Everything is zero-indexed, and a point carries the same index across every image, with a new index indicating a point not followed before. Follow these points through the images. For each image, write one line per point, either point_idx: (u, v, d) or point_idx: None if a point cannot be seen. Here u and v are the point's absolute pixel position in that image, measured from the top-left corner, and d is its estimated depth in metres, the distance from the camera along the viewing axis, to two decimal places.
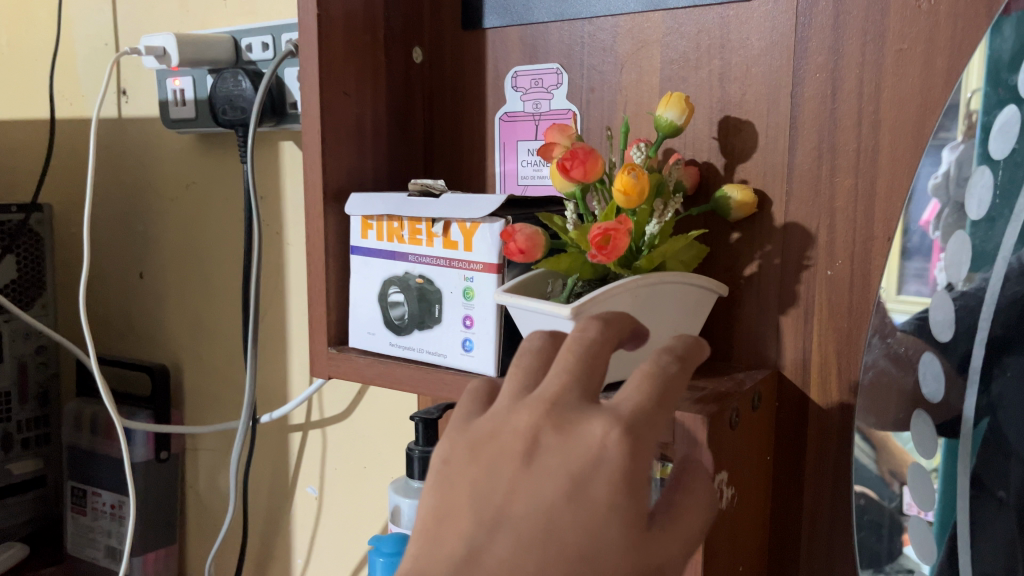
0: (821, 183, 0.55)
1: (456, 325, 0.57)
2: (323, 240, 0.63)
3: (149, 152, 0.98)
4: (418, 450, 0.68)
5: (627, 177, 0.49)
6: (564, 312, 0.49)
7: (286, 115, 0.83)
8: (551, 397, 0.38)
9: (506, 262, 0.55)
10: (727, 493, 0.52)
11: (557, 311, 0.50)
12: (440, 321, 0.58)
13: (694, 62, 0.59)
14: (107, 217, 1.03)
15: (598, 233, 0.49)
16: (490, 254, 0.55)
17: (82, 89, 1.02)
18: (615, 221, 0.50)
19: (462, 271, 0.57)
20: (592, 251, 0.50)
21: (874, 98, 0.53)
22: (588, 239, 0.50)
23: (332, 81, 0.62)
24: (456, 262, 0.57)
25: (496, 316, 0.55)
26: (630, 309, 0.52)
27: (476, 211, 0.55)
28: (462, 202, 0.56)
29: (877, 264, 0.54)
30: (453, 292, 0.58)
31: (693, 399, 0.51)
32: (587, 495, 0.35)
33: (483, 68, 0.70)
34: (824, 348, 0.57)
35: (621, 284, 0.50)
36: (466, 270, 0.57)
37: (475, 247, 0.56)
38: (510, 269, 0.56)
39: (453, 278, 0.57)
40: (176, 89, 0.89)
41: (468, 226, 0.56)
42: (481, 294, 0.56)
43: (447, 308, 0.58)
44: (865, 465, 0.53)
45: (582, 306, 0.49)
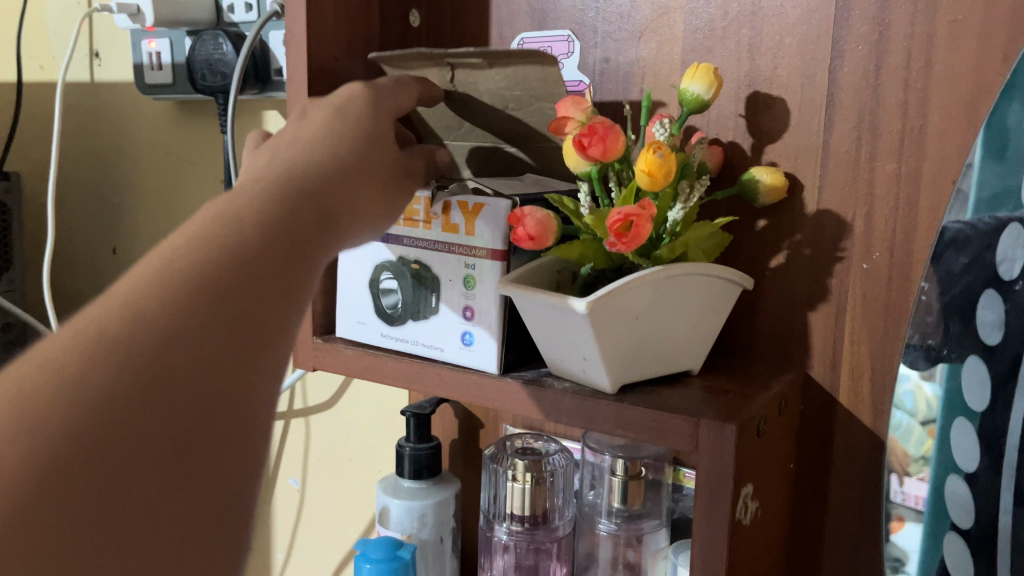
0: (859, 168, 0.51)
1: (455, 316, 0.52)
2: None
3: (124, 119, 0.91)
4: (409, 448, 0.63)
5: (653, 156, 0.44)
6: (580, 305, 0.45)
7: (270, 82, 0.77)
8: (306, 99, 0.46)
9: (511, 249, 0.50)
10: (752, 507, 0.47)
11: (571, 304, 0.45)
12: (437, 311, 0.53)
13: (720, 32, 0.54)
14: (76, 188, 0.97)
15: (618, 219, 0.44)
16: (494, 240, 0.50)
17: (53, 50, 0.95)
18: (637, 205, 0.45)
19: (463, 257, 0.52)
20: (610, 239, 0.45)
21: (922, 74, 0.48)
22: (606, 224, 0.45)
23: (322, 42, 0.56)
24: (455, 247, 0.52)
25: (499, 308, 0.50)
26: (650, 304, 0.47)
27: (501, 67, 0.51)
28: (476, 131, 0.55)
29: (918, 258, 0.49)
30: (452, 280, 0.53)
31: (716, 405, 0.46)
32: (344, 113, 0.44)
33: (486, 34, 0.64)
34: (855, 347, 0.52)
35: (642, 276, 0.46)
36: (466, 257, 0.52)
37: (477, 232, 0.51)
38: (515, 256, 0.51)
39: (452, 265, 0.52)
40: (152, 52, 0.83)
41: (470, 207, 0.51)
42: (483, 283, 0.51)
43: (445, 297, 0.53)
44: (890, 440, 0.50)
45: (598, 301, 0.45)
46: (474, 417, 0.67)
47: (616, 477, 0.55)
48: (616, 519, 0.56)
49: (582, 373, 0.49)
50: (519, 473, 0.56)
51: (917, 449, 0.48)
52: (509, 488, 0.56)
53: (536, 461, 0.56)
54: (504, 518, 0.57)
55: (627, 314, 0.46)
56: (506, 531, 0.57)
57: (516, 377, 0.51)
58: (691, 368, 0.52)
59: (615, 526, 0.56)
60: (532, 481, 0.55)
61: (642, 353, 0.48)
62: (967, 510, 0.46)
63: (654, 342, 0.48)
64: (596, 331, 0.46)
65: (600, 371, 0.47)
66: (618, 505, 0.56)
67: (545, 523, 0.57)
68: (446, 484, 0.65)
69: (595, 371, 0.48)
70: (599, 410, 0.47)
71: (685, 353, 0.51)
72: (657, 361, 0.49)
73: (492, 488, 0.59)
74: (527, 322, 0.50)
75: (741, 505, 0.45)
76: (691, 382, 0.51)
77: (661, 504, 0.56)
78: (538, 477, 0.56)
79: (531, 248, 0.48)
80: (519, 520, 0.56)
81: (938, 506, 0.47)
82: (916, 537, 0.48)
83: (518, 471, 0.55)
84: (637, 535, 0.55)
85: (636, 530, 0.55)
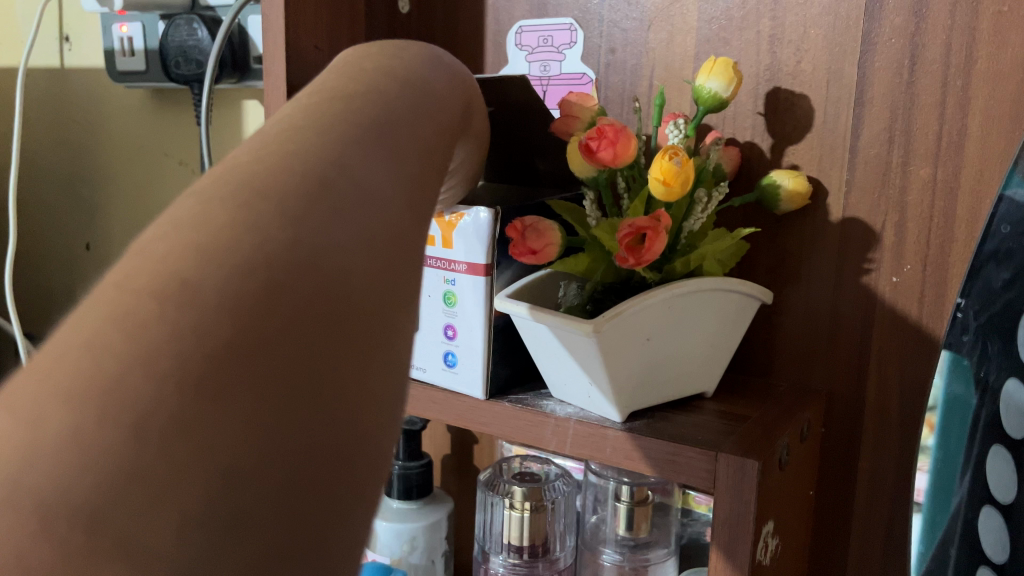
0: (890, 172, 0.46)
1: (435, 335, 0.48)
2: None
3: (96, 107, 0.86)
4: (398, 467, 0.59)
5: (668, 163, 0.40)
6: (587, 328, 0.40)
7: (249, 70, 0.71)
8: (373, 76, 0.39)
9: (495, 263, 0.45)
10: (772, 544, 0.43)
11: (576, 327, 0.41)
12: (418, 329, 0.49)
13: (739, 21, 0.49)
14: (45, 180, 0.91)
15: (629, 231, 0.39)
16: (474, 254, 0.45)
17: (21, 33, 0.90)
18: (650, 216, 0.41)
19: (441, 272, 0.47)
20: (620, 254, 0.40)
21: (963, 71, 0.44)
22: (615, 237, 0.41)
23: (302, 31, 0.51)
24: (432, 260, 0.47)
25: (483, 330, 0.46)
26: (662, 323, 0.43)
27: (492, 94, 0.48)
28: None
29: (955, 272, 0.45)
30: (431, 295, 0.48)
31: (735, 435, 0.42)
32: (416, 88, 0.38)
33: (482, 21, 0.59)
34: (882, 366, 0.48)
35: (654, 294, 0.41)
36: (445, 271, 0.47)
37: (455, 245, 0.46)
38: (500, 272, 0.46)
39: (430, 280, 0.48)
40: (123, 37, 0.77)
41: (447, 219, 0.46)
42: (464, 300, 0.46)
43: (424, 313, 0.49)
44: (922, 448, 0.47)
45: (607, 322, 0.40)
46: (468, 431, 0.63)
47: (620, 504, 0.51)
48: (622, 548, 0.51)
49: (588, 399, 0.44)
50: (517, 501, 0.52)
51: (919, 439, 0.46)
52: (506, 516, 0.53)
53: (535, 488, 0.52)
54: (500, 549, 0.53)
55: (639, 336, 0.42)
56: (503, 563, 0.53)
57: (513, 401, 0.47)
58: (705, 390, 0.48)
59: (620, 556, 0.51)
60: (531, 509, 0.52)
61: (654, 377, 0.44)
62: (1000, 545, 0.40)
63: (666, 365, 0.44)
64: (605, 356, 0.41)
65: (608, 397, 0.43)
66: (624, 534, 0.51)
67: (545, 554, 0.53)
68: (438, 504, 0.61)
69: (601, 397, 0.44)
70: (607, 440, 0.43)
71: (698, 375, 0.47)
72: (670, 384, 0.45)
73: (486, 514, 0.55)
74: (527, 341, 0.46)
75: (763, 544, 0.41)
76: (705, 406, 0.47)
77: (668, 531, 0.52)
78: (537, 505, 0.52)
79: (532, 262, 0.44)
80: (517, 552, 0.52)
81: (933, 499, 0.45)
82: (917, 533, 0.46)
83: (516, 499, 0.52)
84: (644, 565, 0.51)
85: (642, 561, 0.51)
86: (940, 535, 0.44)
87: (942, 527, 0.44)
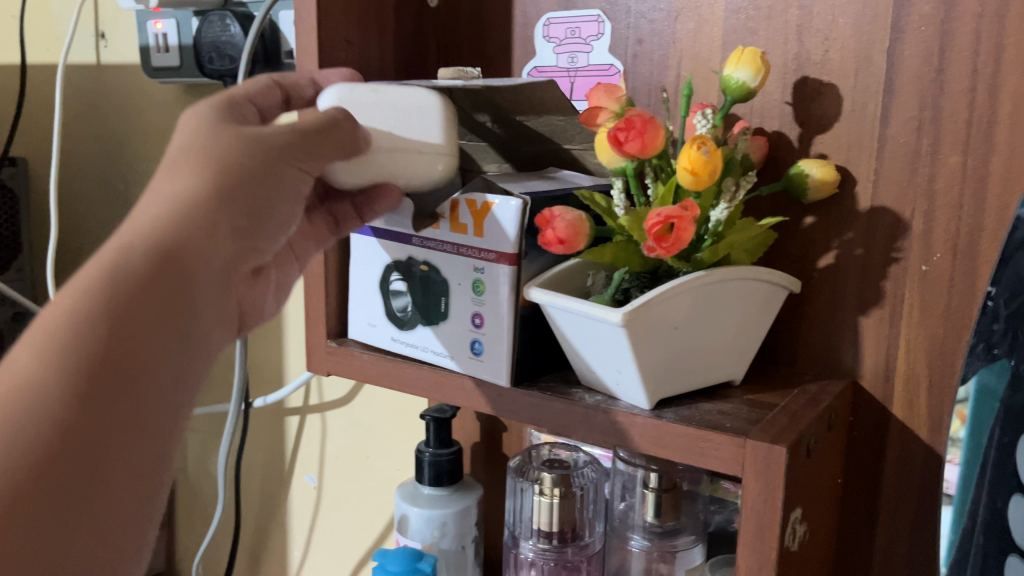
0: (920, 161, 0.46)
1: (464, 323, 0.49)
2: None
3: (132, 103, 0.87)
4: (428, 454, 0.60)
5: (696, 153, 0.40)
6: (616, 317, 0.41)
7: (280, 64, 0.72)
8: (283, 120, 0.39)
9: (523, 253, 0.46)
10: (800, 531, 0.43)
11: (605, 315, 0.41)
12: (447, 317, 0.50)
13: (766, 11, 0.49)
14: (84, 174, 0.93)
15: (657, 221, 0.40)
16: (505, 242, 0.46)
17: (57, 30, 0.91)
18: (679, 205, 0.41)
19: (473, 260, 0.48)
20: (649, 243, 0.41)
21: (993, 59, 0.43)
22: (644, 227, 0.41)
23: (333, 26, 0.52)
24: (465, 248, 0.48)
25: (508, 321, 0.46)
26: (690, 312, 0.43)
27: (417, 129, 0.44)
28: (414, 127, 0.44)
29: (985, 260, 0.45)
30: (461, 283, 0.49)
31: (763, 423, 0.42)
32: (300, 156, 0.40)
33: (511, 13, 0.59)
34: (910, 356, 0.48)
35: (683, 282, 0.42)
36: (476, 259, 0.48)
37: (485, 233, 0.47)
38: (528, 261, 0.47)
39: (462, 268, 0.49)
40: (158, 33, 0.79)
41: (478, 207, 0.47)
42: (493, 289, 0.47)
43: (454, 301, 0.49)
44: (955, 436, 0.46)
45: (637, 311, 0.41)
46: (498, 420, 0.64)
47: (648, 491, 0.52)
48: (650, 535, 0.52)
49: (616, 386, 0.45)
50: (547, 487, 0.53)
51: (951, 431, 0.46)
52: (536, 502, 0.53)
53: (564, 475, 0.53)
54: (529, 535, 0.54)
55: (666, 325, 0.42)
56: (532, 548, 0.54)
57: (544, 390, 0.48)
58: (733, 378, 0.48)
59: (648, 542, 0.52)
60: (560, 495, 0.53)
61: (682, 365, 0.45)
62: None
63: (694, 353, 0.45)
64: (634, 344, 0.42)
65: (636, 384, 0.44)
66: (651, 521, 0.52)
67: (574, 540, 0.54)
68: (468, 491, 0.62)
69: (630, 385, 0.44)
70: (635, 427, 0.44)
71: (726, 363, 0.47)
72: (698, 372, 0.46)
73: (516, 500, 0.56)
74: (556, 331, 0.47)
75: (791, 530, 0.41)
76: (733, 394, 0.47)
77: (697, 519, 0.53)
78: (566, 492, 0.53)
79: (561, 252, 0.44)
80: (546, 537, 0.53)
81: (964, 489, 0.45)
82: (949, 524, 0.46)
83: (545, 485, 0.53)
84: (671, 551, 0.52)
85: (670, 547, 0.52)
86: (965, 523, 0.45)
87: (967, 515, 0.45)
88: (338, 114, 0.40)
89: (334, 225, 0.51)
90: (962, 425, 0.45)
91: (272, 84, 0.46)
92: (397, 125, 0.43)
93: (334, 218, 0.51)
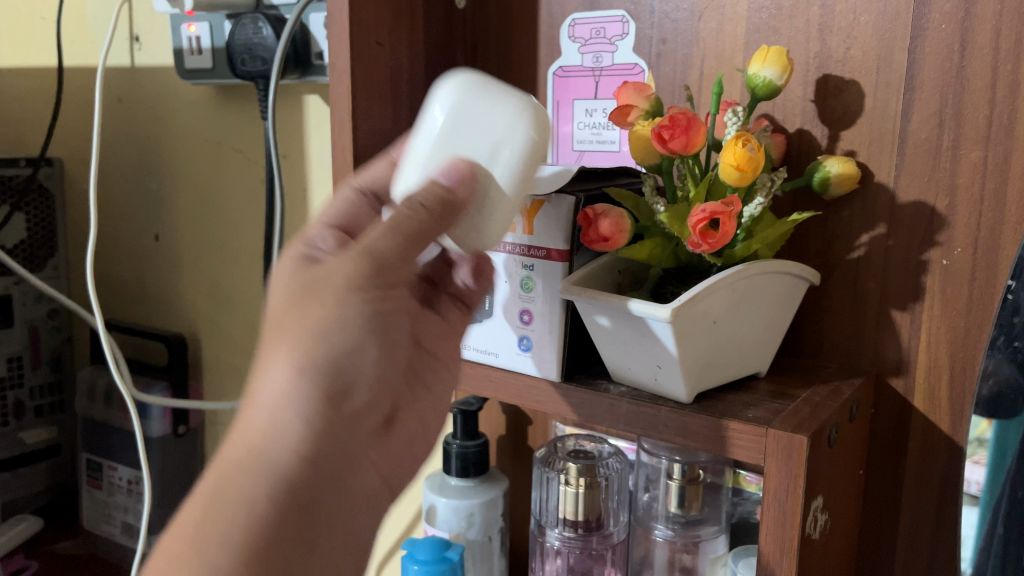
0: (940, 157, 0.47)
1: (512, 319, 0.50)
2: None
3: (165, 104, 0.90)
4: (455, 446, 0.61)
5: (741, 149, 0.41)
6: (663, 313, 0.42)
7: (311, 66, 0.74)
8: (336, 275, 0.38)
9: (574, 248, 0.47)
10: (821, 520, 0.44)
11: (652, 312, 0.42)
12: (493, 314, 0.51)
13: (788, 10, 0.50)
14: (118, 175, 0.96)
15: (702, 217, 0.41)
16: (556, 239, 0.47)
17: (92, 34, 0.93)
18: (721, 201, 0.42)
19: (520, 258, 0.49)
20: (692, 238, 0.42)
21: (1014, 55, 0.44)
22: (688, 223, 0.42)
23: (364, 29, 0.53)
24: (511, 246, 0.50)
25: (559, 315, 0.48)
26: (726, 306, 0.44)
27: (485, 133, 0.39)
28: (478, 128, 0.39)
29: (1006, 254, 0.46)
30: (508, 280, 0.50)
31: (785, 413, 0.43)
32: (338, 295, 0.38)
33: (537, 14, 0.61)
34: (932, 350, 0.49)
35: (721, 277, 0.43)
36: (524, 257, 0.49)
37: (535, 231, 0.48)
38: (578, 256, 0.48)
39: (509, 265, 0.50)
40: (191, 36, 0.81)
41: (527, 205, 0.48)
42: (543, 286, 0.49)
43: (499, 298, 0.51)
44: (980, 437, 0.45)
45: (684, 306, 0.41)
46: (523, 413, 0.65)
47: (672, 482, 0.52)
48: (674, 525, 0.53)
49: (654, 382, 0.46)
50: (572, 477, 0.54)
51: (974, 430, 0.45)
52: (561, 492, 0.55)
53: (590, 465, 0.54)
54: (555, 524, 0.56)
55: (706, 319, 0.43)
56: (558, 536, 0.55)
57: (576, 384, 0.49)
58: (759, 370, 0.49)
59: (672, 532, 0.53)
60: (586, 485, 0.54)
61: (717, 360, 0.45)
62: None
63: (728, 348, 0.46)
64: (678, 339, 0.43)
65: (675, 380, 0.44)
66: (675, 511, 0.53)
67: (599, 529, 0.55)
68: (493, 483, 0.63)
69: (667, 379, 0.45)
70: (661, 417, 0.45)
71: (754, 357, 0.48)
72: (729, 367, 0.47)
73: (542, 490, 0.57)
74: (589, 326, 0.48)
75: (811, 518, 0.42)
76: (758, 386, 0.48)
77: (719, 510, 0.54)
78: (592, 482, 0.54)
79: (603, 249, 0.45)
80: (571, 527, 0.54)
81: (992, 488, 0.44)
82: (974, 522, 0.46)
83: (571, 475, 0.54)
84: (694, 542, 0.53)
85: (693, 537, 0.52)
86: (988, 514, 0.45)
87: (991, 506, 0.45)
88: (402, 209, 0.38)
89: (466, 303, 0.51)
90: (989, 423, 0.44)
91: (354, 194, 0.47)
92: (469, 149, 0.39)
93: (464, 297, 0.51)
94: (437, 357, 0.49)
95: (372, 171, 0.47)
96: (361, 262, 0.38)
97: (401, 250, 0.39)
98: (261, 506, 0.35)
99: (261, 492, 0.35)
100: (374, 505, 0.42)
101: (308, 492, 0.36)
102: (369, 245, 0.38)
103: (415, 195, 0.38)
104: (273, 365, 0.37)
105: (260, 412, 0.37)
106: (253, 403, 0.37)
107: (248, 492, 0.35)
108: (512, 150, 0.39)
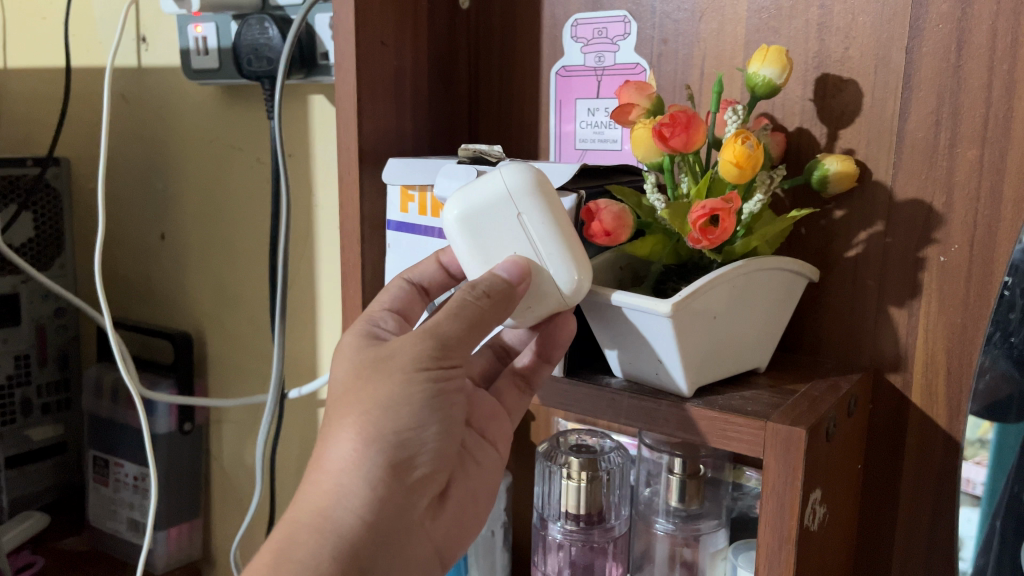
0: (937, 155, 0.48)
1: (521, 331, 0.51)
2: (357, 224, 0.56)
3: (171, 104, 0.90)
4: None
5: (740, 147, 0.42)
6: (664, 308, 0.42)
7: (316, 66, 0.75)
8: (398, 350, 0.41)
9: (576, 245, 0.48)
10: (819, 513, 0.45)
11: (653, 307, 0.43)
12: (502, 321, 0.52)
13: (788, 11, 0.51)
14: (125, 174, 0.97)
15: (703, 213, 0.41)
16: None
17: (99, 34, 0.94)
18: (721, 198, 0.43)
19: None
20: (693, 234, 0.42)
21: (1009, 54, 0.45)
22: (688, 219, 0.43)
23: (369, 30, 0.54)
24: None
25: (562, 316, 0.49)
26: (727, 301, 0.45)
27: (507, 213, 0.42)
28: (493, 213, 0.43)
29: (1002, 251, 0.46)
30: None
31: (783, 407, 0.44)
32: (396, 366, 0.41)
33: (540, 15, 0.61)
34: (929, 347, 0.50)
35: (721, 273, 0.43)
36: None
37: None
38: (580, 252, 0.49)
39: None
40: (198, 37, 0.81)
41: None
42: None
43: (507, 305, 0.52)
44: (982, 440, 0.45)
45: (684, 302, 0.42)
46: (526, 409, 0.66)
47: (673, 476, 0.53)
48: (674, 519, 0.54)
49: (655, 377, 0.46)
50: (574, 471, 0.54)
51: (974, 432, 0.45)
52: (563, 485, 0.55)
53: (591, 459, 0.55)
54: (558, 517, 0.56)
55: (707, 315, 0.44)
56: (560, 530, 0.56)
57: (578, 379, 0.50)
58: (758, 366, 0.50)
59: (673, 526, 0.54)
60: (588, 479, 0.54)
61: (716, 355, 0.46)
62: None
63: (728, 344, 0.46)
64: (678, 334, 0.43)
65: (675, 375, 0.45)
66: (676, 505, 0.53)
67: (600, 523, 0.55)
68: None
69: (668, 374, 0.46)
70: (662, 411, 0.46)
71: (753, 352, 0.49)
72: (729, 362, 0.47)
73: (545, 485, 0.58)
74: (591, 323, 0.48)
75: (809, 511, 0.43)
76: (757, 381, 0.49)
77: (719, 504, 0.54)
78: (594, 475, 0.54)
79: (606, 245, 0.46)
80: (573, 520, 0.55)
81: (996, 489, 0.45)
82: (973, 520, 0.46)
83: (573, 469, 0.54)
84: (694, 535, 0.53)
85: (693, 530, 0.53)
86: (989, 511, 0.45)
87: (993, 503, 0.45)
88: (466, 296, 0.41)
89: (527, 382, 0.51)
90: (990, 423, 0.45)
91: (408, 286, 0.49)
92: (508, 234, 0.43)
93: (522, 376, 0.51)
94: (486, 437, 0.50)
95: (421, 269, 0.50)
96: (425, 341, 0.41)
97: (466, 332, 0.41)
98: (323, 566, 0.38)
99: (325, 552, 0.38)
100: (427, 572, 0.44)
101: (368, 556, 0.39)
102: (436, 327, 0.41)
103: (480, 282, 0.41)
104: (341, 433, 0.40)
105: (329, 476, 0.40)
106: (323, 467, 0.40)
107: (312, 555, 0.38)
108: (539, 214, 0.42)
